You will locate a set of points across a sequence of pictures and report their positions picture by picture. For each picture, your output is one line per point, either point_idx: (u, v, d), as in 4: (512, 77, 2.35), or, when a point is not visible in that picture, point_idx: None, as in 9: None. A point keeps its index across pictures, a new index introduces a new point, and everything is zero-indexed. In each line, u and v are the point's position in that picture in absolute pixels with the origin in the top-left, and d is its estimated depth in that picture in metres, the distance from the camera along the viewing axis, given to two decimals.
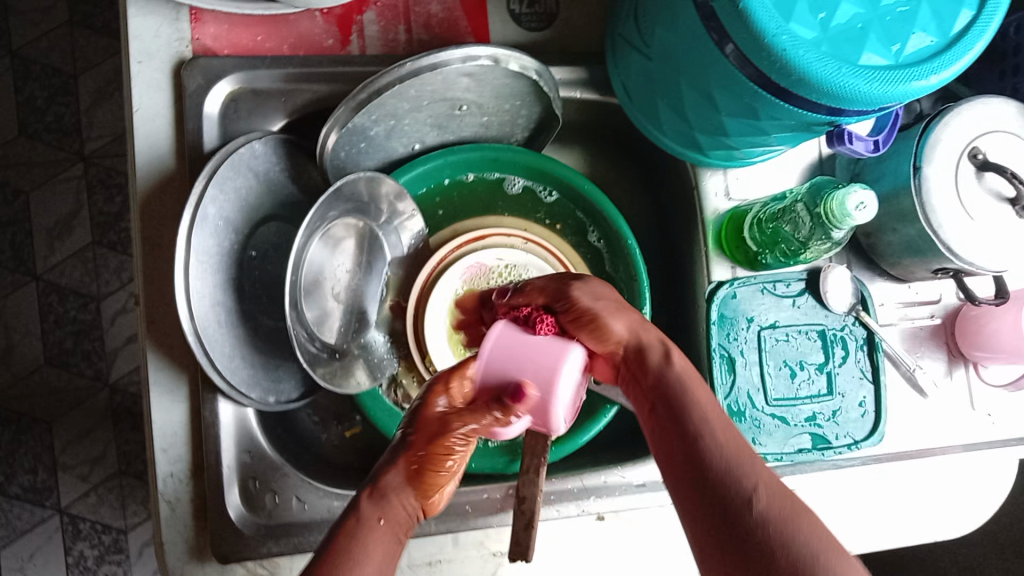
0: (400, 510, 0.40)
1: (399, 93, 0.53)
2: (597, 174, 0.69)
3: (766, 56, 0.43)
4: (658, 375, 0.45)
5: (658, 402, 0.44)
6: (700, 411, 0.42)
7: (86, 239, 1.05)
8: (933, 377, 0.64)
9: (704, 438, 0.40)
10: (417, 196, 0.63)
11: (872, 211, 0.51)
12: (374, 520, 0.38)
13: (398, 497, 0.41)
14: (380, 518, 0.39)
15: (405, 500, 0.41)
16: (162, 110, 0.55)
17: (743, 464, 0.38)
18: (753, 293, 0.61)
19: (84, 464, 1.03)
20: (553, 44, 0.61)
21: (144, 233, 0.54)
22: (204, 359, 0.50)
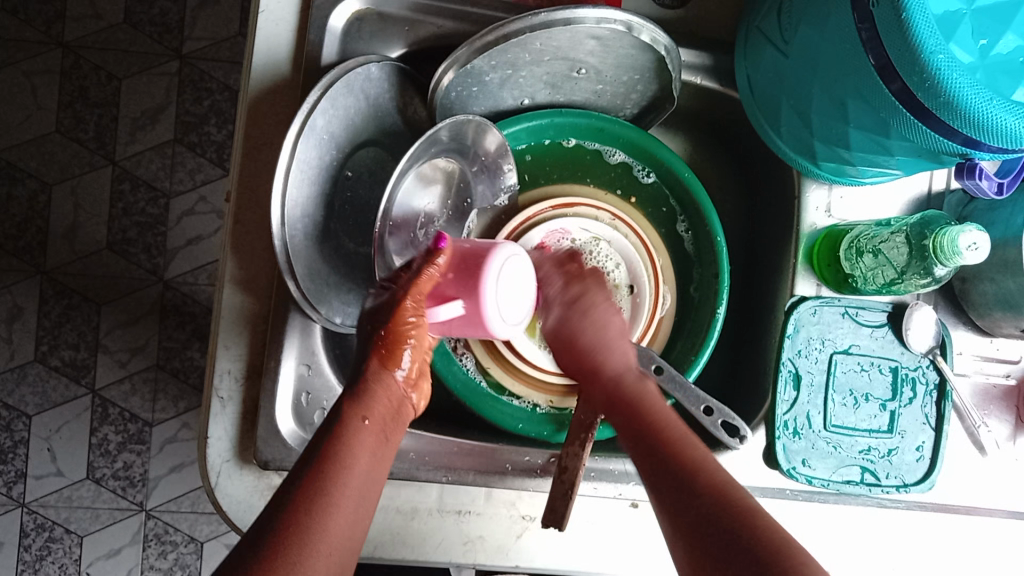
0: (362, 465, 0.44)
1: (524, 43, 0.52)
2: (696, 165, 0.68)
3: (917, 72, 0.42)
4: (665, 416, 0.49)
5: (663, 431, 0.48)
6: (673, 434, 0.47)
7: (167, 134, 1.06)
8: (997, 437, 0.62)
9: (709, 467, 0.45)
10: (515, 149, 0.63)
11: (981, 255, 0.50)
12: (359, 426, 0.45)
13: (360, 450, 0.44)
14: (364, 421, 0.46)
15: (367, 454, 0.45)
16: (287, 16, 0.55)
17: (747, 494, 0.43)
18: (833, 316, 0.60)
19: (124, 351, 1.05)
20: (683, 24, 0.59)
21: (248, 132, 0.54)
22: (284, 266, 0.50)
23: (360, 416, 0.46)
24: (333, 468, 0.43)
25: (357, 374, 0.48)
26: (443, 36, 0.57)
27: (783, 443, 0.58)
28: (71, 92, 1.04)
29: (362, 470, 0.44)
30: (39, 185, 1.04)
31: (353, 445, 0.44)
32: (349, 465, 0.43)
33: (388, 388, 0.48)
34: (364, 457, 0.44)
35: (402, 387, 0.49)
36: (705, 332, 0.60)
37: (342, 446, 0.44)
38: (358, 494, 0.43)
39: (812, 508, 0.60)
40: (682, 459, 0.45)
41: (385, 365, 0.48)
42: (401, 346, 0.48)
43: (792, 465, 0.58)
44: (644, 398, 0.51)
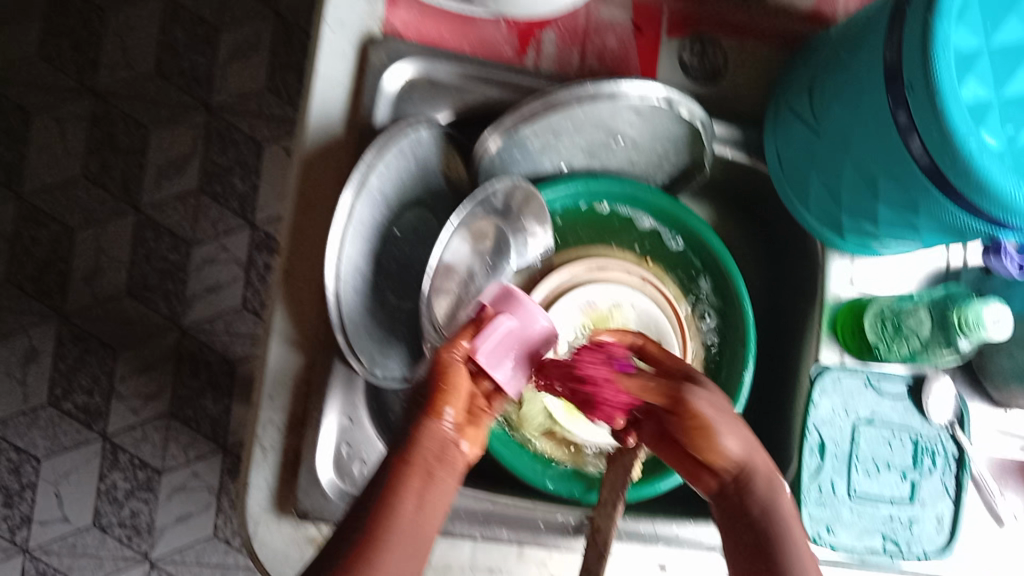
0: (409, 519, 0.39)
1: (568, 114, 0.55)
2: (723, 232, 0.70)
3: (950, 156, 0.44)
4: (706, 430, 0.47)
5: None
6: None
7: (192, 184, 1.08)
8: (1011, 509, 0.64)
9: None
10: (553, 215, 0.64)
11: (1006, 329, 0.52)
12: (405, 483, 0.39)
13: (406, 500, 0.39)
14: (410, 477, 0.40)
15: (413, 503, 0.39)
16: (341, 79, 0.56)
17: None
18: (856, 385, 0.61)
19: (138, 398, 1.05)
20: (714, 102, 0.62)
21: (300, 189, 0.56)
22: (334, 320, 0.51)
23: (403, 460, 0.40)
24: (384, 520, 0.38)
25: (401, 432, 0.41)
26: (488, 104, 0.60)
27: (810, 511, 0.59)
28: (100, 140, 1.07)
29: (408, 529, 0.39)
30: (63, 228, 1.06)
31: (395, 503, 0.39)
32: (396, 526, 0.38)
33: (434, 441, 0.41)
34: (409, 507, 0.39)
35: (452, 438, 0.42)
36: (731, 397, 0.62)
37: (391, 490, 0.39)
38: (409, 541, 0.39)
39: (834, 574, 0.61)
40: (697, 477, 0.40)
41: (430, 414, 0.41)
42: (446, 394, 0.42)
43: (817, 533, 0.59)
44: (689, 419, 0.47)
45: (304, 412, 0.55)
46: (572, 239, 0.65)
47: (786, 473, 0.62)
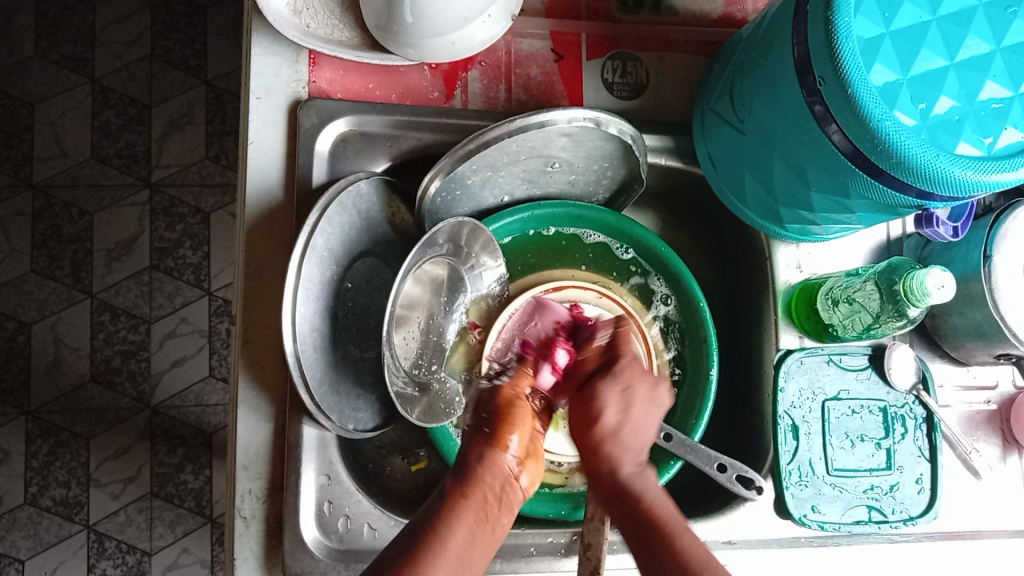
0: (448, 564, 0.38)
1: (502, 146, 0.56)
2: (669, 238, 0.72)
3: (868, 138, 0.46)
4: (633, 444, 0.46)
5: (625, 473, 0.45)
6: (669, 508, 0.42)
7: (143, 261, 1.07)
8: (987, 460, 0.65)
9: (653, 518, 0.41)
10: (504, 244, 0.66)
11: (949, 294, 0.53)
12: (458, 508, 0.41)
13: (453, 538, 0.39)
14: (464, 508, 0.41)
15: (463, 538, 0.40)
16: (275, 144, 0.58)
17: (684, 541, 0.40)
18: (818, 364, 0.63)
19: (116, 483, 1.04)
20: (644, 111, 0.64)
21: (248, 257, 0.56)
22: (298, 382, 0.52)
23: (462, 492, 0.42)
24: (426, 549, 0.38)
25: (465, 459, 0.44)
26: (423, 147, 0.61)
27: (792, 493, 0.61)
28: (44, 231, 1.06)
29: (445, 559, 0.39)
30: (18, 324, 1.04)
31: (441, 530, 0.40)
32: (441, 556, 0.38)
33: (490, 470, 0.43)
34: (461, 535, 0.40)
35: (513, 473, 0.44)
36: (702, 394, 0.63)
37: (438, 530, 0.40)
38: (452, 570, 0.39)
39: (827, 552, 0.62)
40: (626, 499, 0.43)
41: (491, 447, 0.44)
42: (509, 427, 0.45)
43: (803, 513, 0.60)
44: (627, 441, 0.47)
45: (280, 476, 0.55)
46: (522, 264, 0.67)
47: (765, 460, 0.63)
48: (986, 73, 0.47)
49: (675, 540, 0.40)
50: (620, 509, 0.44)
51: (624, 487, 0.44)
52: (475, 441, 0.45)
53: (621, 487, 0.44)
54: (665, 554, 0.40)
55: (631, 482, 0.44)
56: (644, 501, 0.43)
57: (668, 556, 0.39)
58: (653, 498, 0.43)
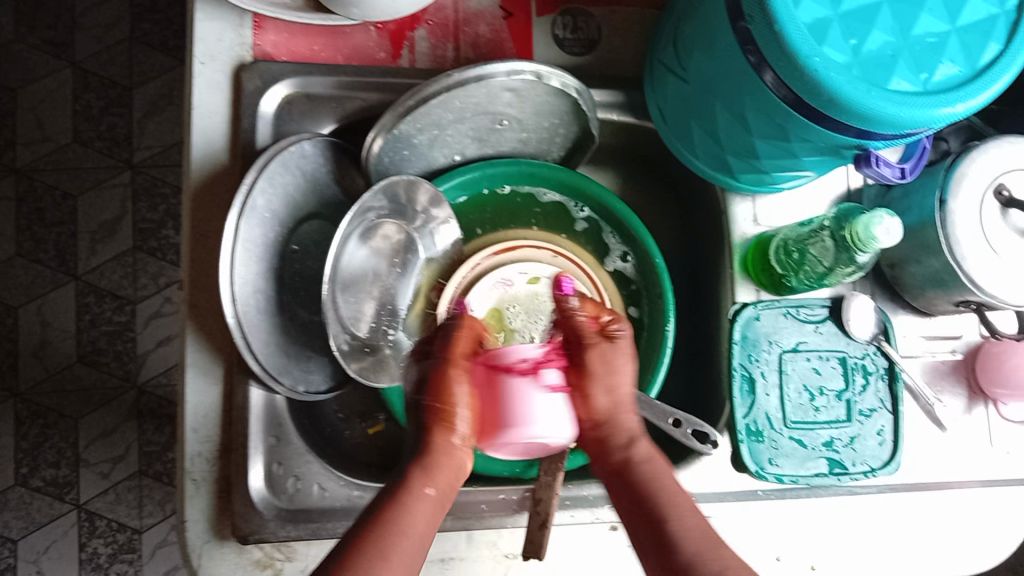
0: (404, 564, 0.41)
1: (444, 103, 0.56)
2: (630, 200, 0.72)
3: (798, 76, 0.45)
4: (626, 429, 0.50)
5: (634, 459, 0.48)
6: (655, 476, 0.47)
7: (126, 243, 1.08)
8: (953, 412, 0.64)
9: (656, 498, 0.46)
10: (457, 205, 0.66)
11: (897, 238, 0.52)
12: (423, 493, 0.44)
13: (410, 536, 0.42)
14: (428, 489, 0.44)
15: (420, 533, 0.43)
16: (220, 108, 0.58)
17: (687, 512, 0.45)
18: (775, 316, 0.63)
19: (106, 463, 1.05)
20: (593, 69, 0.64)
21: (194, 222, 0.57)
22: (241, 344, 0.52)
23: (423, 485, 0.44)
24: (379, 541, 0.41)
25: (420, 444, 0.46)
26: (369, 108, 0.61)
27: (748, 446, 0.60)
28: (28, 215, 1.07)
29: (408, 538, 0.42)
30: (5, 308, 1.06)
31: (406, 518, 0.42)
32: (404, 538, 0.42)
33: (447, 455, 0.46)
34: (423, 520, 0.43)
35: (461, 453, 0.47)
36: (658, 351, 0.62)
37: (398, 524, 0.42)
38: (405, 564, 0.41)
39: (784, 505, 0.61)
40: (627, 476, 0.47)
41: (445, 429, 0.46)
42: (457, 415, 0.47)
43: (759, 466, 0.60)
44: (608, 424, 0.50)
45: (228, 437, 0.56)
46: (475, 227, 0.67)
47: (722, 415, 0.63)
48: (920, 8, 0.46)
49: (675, 512, 0.45)
50: (631, 500, 0.47)
51: (628, 471, 0.48)
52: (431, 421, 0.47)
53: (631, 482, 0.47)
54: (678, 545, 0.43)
55: (625, 461, 0.48)
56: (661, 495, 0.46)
57: (656, 530, 0.44)
58: (662, 488, 0.46)
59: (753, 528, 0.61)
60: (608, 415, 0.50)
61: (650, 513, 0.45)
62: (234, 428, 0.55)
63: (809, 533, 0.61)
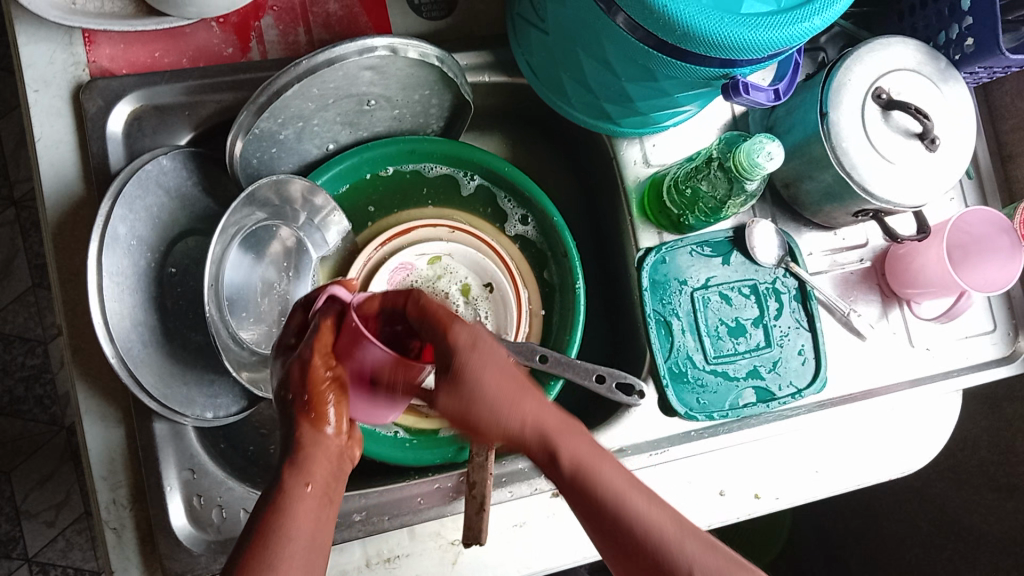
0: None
1: (302, 93, 0.53)
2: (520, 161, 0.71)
3: (649, 15, 0.44)
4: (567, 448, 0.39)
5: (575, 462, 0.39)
6: (618, 487, 0.39)
7: (25, 282, 1.03)
8: (869, 320, 0.64)
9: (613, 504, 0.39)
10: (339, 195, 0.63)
11: (779, 162, 0.52)
12: (302, 492, 0.39)
13: (298, 537, 0.37)
14: (307, 487, 0.40)
15: (309, 533, 0.38)
16: (65, 136, 0.54)
17: (659, 522, 0.39)
18: (682, 256, 0.62)
19: (49, 510, 1.02)
20: (454, 32, 0.61)
21: (59, 263, 0.53)
22: (129, 381, 0.50)
23: (301, 482, 0.39)
24: (274, 535, 0.37)
25: (288, 442, 0.41)
26: (224, 111, 0.57)
27: (674, 390, 0.60)
28: None
29: (302, 533, 0.38)
30: None
31: (287, 512, 0.38)
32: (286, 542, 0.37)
33: (321, 449, 0.41)
34: (303, 529, 0.38)
35: (340, 444, 0.42)
36: (573, 311, 0.61)
37: (282, 535, 0.37)
38: (311, 554, 0.37)
39: (720, 441, 0.61)
40: (585, 488, 0.39)
41: (315, 422, 0.41)
42: (328, 400, 0.42)
43: (688, 408, 0.60)
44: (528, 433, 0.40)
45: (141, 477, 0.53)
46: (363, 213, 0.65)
47: (644, 364, 0.62)
48: None
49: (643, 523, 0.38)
50: (582, 503, 0.39)
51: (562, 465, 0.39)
52: (296, 416, 0.42)
53: (571, 476, 0.39)
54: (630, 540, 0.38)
55: (572, 465, 0.39)
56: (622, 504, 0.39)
57: (635, 541, 0.38)
58: (611, 487, 0.39)
59: (693, 469, 0.60)
60: (506, 403, 0.40)
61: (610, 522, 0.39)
62: (146, 467, 0.53)
63: (748, 463, 0.61)
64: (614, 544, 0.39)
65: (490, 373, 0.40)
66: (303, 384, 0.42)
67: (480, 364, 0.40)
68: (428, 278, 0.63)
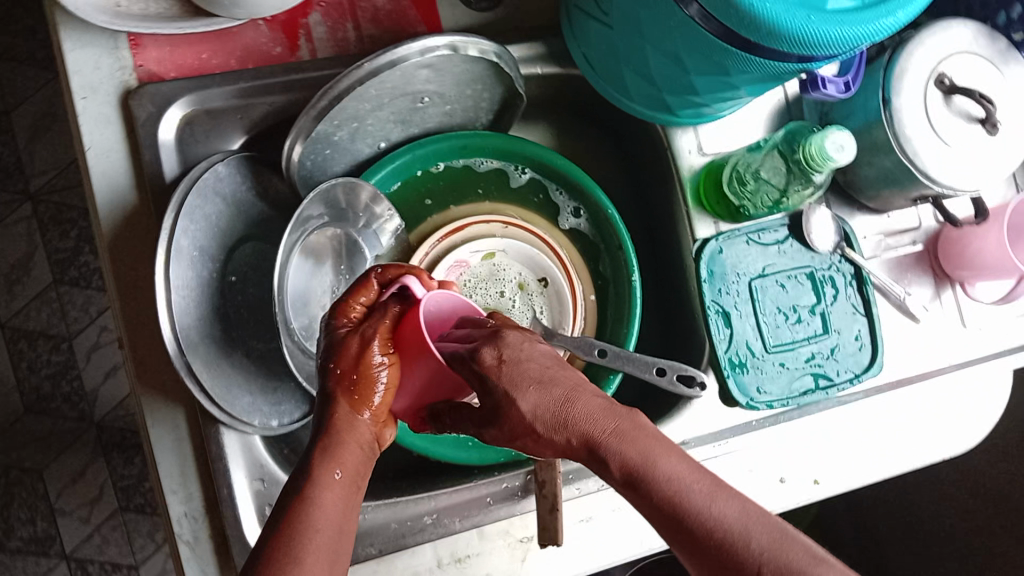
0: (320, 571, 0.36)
1: (361, 95, 0.52)
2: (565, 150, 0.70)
3: (732, 13, 0.42)
4: (617, 454, 0.38)
5: (628, 455, 0.37)
6: (681, 482, 0.36)
7: (46, 279, 1.01)
8: (922, 302, 0.65)
9: (685, 504, 0.36)
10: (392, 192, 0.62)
11: (850, 153, 0.52)
12: (330, 480, 0.40)
13: (322, 525, 0.38)
14: (336, 474, 0.40)
15: (336, 519, 0.39)
16: (115, 144, 0.52)
17: (737, 519, 0.35)
18: (738, 245, 0.61)
19: (83, 506, 1.01)
20: (503, 23, 0.60)
21: (119, 275, 0.52)
22: (199, 394, 0.50)
23: (330, 470, 0.40)
24: (299, 525, 0.37)
25: (322, 417, 0.43)
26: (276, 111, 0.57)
27: (735, 379, 0.60)
28: None
29: (327, 520, 0.38)
30: None
31: (317, 496, 0.39)
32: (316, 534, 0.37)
33: (354, 431, 0.43)
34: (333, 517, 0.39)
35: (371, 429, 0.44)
36: (629, 302, 0.61)
37: (306, 521, 0.38)
38: (333, 546, 0.38)
39: (780, 429, 0.62)
40: (644, 480, 0.37)
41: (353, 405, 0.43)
42: (369, 383, 0.44)
43: (750, 398, 0.60)
44: (580, 428, 0.39)
45: (211, 487, 0.53)
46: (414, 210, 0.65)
47: (703, 354, 0.62)
48: None
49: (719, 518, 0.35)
50: (665, 524, 0.36)
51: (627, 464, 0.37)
52: (334, 392, 0.43)
53: (627, 473, 0.37)
54: (710, 549, 0.34)
55: (627, 466, 0.37)
56: (676, 485, 0.36)
57: (716, 545, 0.34)
58: (683, 484, 0.36)
59: (754, 456, 0.61)
60: (562, 409, 0.39)
61: (694, 534, 0.35)
62: (217, 477, 0.53)
63: (806, 449, 0.62)
64: (698, 556, 0.35)
65: (530, 409, 0.40)
66: (343, 360, 0.44)
67: (514, 382, 0.40)
68: (479, 274, 0.63)
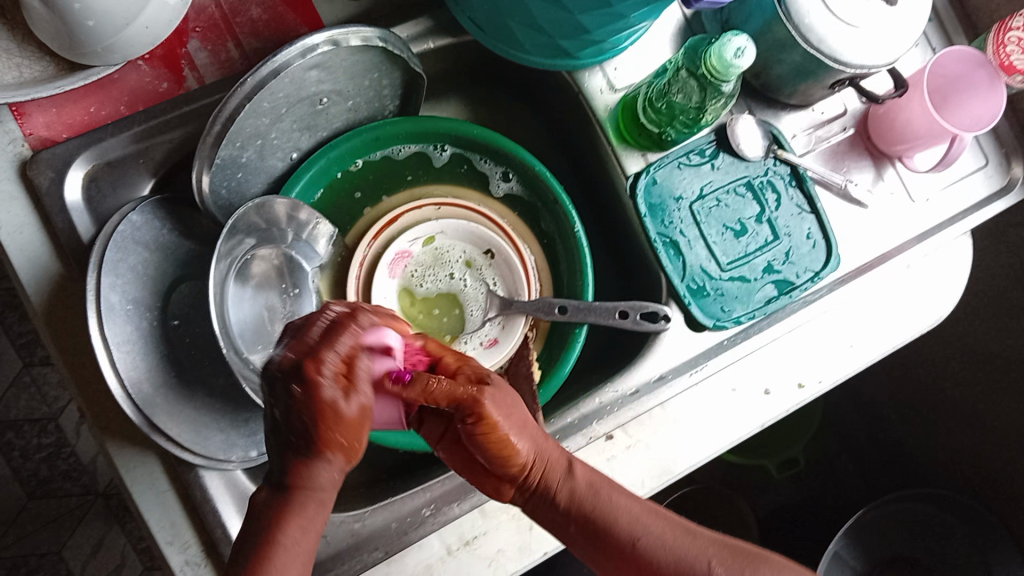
0: None
1: (254, 111, 0.51)
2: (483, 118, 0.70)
3: None
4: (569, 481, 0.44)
5: (580, 491, 0.43)
6: (617, 511, 0.42)
7: (16, 364, 1.00)
8: (866, 187, 0.64)
9: (617, 524, 0.42)
10: (317, 200, 0.62)
11: (751, 56, 0.51)
12: (304, 521, 0.35)
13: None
14: (314, 519, 0.35)
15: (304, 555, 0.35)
16: (25, 218, 0.52)
17: (651, 536, 0.41)
18: (670, 172, 0.61)
19: (109, 575, 1.01)
20: (386, 5, 0.58)
21: (61, 346, 0.52)
22: (165, 442, 0.50)
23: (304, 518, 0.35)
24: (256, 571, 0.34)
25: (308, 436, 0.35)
26: (178, 147, 0.55)
27: (698, 305, 0.60)
28: None
29: (296, 563, 0.35)
30: None
31: (284, 538, 0.34)
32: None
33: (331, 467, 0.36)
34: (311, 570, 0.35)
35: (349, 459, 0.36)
36: (578, 254, 0.61)
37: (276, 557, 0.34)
38: None
39: (753, 341, 0.62)
40: (579, 502, 0.43)
41: (330, 442, 0.35)
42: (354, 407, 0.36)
43: (716, 319, 0.60)
44: (538, 470, 0.44)
45: (206, 529, 0.52)
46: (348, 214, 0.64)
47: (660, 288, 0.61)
48: None
49: (645, 538, 0.41)
50: (591, 543, 0.42)
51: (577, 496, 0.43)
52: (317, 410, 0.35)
53: (584, 523, 0.42)
54: (627, 554, 0.41)
55: (570, 495, 0.43)
56: (621, 522, 0.42)
57: (631, 551, 0.41)
58: (618, 511, 0.42)
59: (732, 375, 0.62)
60: (536, 453, 0.43)
61: (625, 550, 0.41)
62: (210, 517, 0.52)
63: (781, 357, 0.63)
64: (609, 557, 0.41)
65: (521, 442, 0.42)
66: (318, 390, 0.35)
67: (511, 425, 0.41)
68: (424, 263, 0.63)
